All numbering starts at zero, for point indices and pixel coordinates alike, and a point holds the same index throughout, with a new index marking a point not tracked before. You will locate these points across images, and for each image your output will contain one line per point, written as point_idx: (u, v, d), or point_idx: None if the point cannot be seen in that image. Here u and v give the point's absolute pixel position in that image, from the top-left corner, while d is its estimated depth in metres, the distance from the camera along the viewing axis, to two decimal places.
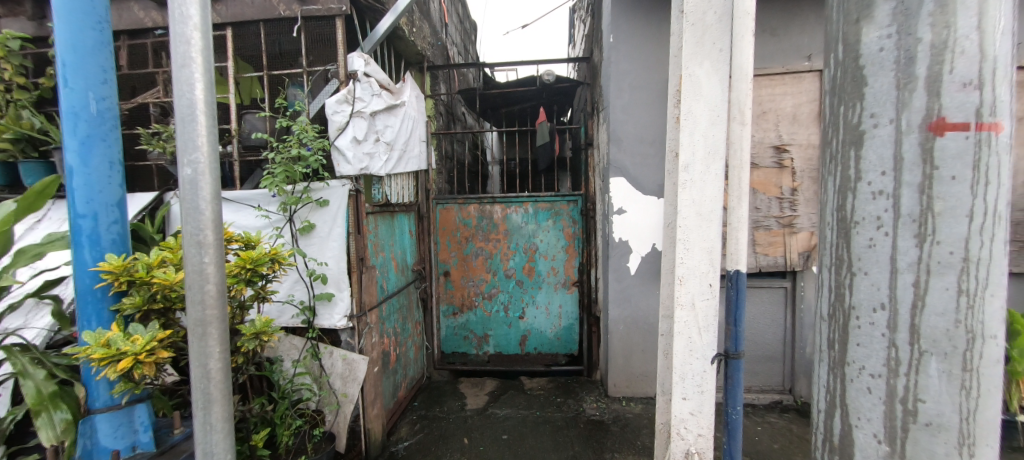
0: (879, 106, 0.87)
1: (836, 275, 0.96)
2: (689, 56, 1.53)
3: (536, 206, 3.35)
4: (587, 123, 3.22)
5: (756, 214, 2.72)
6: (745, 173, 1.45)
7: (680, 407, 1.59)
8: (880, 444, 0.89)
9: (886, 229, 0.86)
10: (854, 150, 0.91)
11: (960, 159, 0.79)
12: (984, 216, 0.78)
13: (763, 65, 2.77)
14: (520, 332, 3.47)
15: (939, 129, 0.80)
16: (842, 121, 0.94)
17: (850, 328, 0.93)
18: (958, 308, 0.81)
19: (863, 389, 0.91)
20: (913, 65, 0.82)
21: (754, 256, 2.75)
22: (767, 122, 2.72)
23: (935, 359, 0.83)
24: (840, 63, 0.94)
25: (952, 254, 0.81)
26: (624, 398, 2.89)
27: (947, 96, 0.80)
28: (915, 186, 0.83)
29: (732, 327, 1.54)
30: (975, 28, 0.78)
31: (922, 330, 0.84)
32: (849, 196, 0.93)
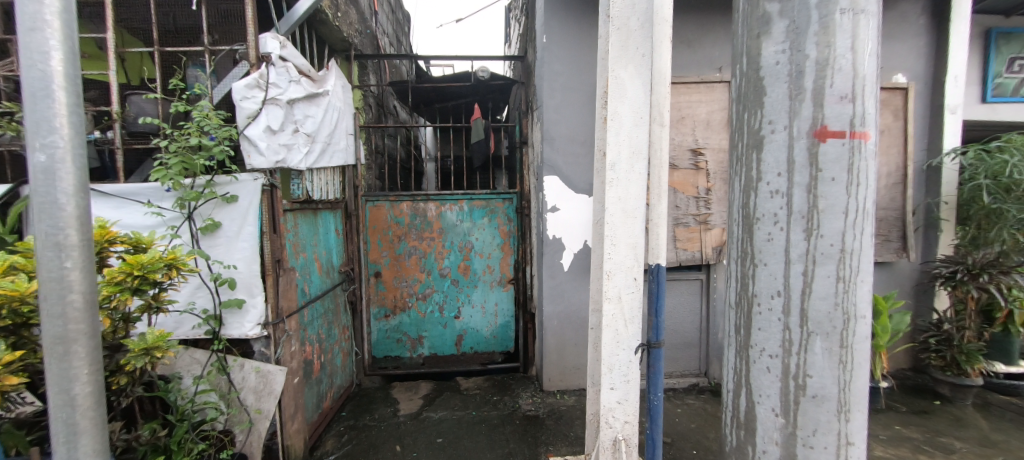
0: (775, 114, 0.95)
1: (741, 266, 1.04)
2: (615, 58, 1.56)
3: (471, 204, 3.30)
4: (522, 122, 3.24)
5: (676, 212, 2.93)
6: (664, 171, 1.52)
7: (608, 397, 1.63)
8: (777, 417, 0.98)
9: (781, 224, 0.95)
10: (756, 153, 0.99)
11: (838, 162, 0.89)
12: (855, 212, 0.89)
13: (681, 73, 2.97)
14: (456, 332, 3.40)
15: (822, 136, 0.90)
16: (746, 126, 1.02)
17: (753, 313, 1.01)
18: (837, 293, 0.91)
19: (763, 369, 1.00)
20: (802, 79, 0.92)
21: (674, 251, 2.94)
22: (685, 127, 2.92)
23: (819, 338, 0.92)
24: (745, 73, 1.02)
25: (831, 246, 0.91)
26: (559, 391, 2.95)
27: (827, 107, 0.90)
28: (803, 186, 0.92)
29: (653, 318, 1.61)
30: (849, 48, 0.88)
31: (810, 313, 0.93)
32: (752, 195, 1.01)
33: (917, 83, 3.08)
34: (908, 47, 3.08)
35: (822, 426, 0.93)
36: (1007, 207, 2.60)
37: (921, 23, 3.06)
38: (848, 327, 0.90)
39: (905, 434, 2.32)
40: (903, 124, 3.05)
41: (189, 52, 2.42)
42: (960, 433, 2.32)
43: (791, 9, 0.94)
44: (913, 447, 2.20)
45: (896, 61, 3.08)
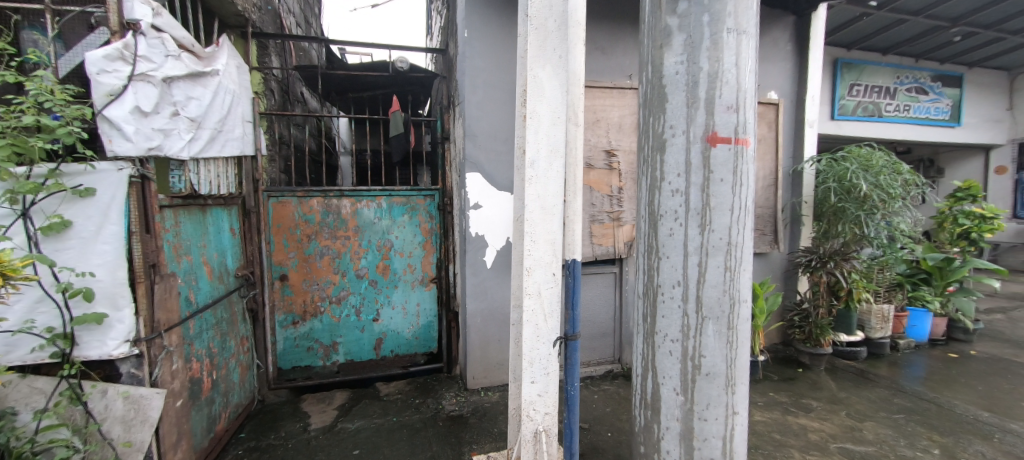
0: (675, 120, 1.25)
1: (648, 259, 1.35)
2: (533, 58, 1.56)
3: (390, 200, 3.13)
4: (443, 117, 3.16)
5: (592, 209, 3.09)
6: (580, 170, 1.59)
7: (528, 391, 1.65)
8: (677, 395, 1.27)
9: (680, 221, 1.25)
10: (660, 153, 1.29)
11: (727, 166, 1.21)
12: (738, 210, 1.21)
13: (596, 78, 3.13)
14: (374, 336, 3.22)
15: (713, 141, 1.21)
16: (652, 130, 1.32)
17: (659, 301, 1.31)
18: (727, 281, 1.22)
19: (666, 353, 1.29)
20: (697, 89, 1.22)
21: (591, 246, 3.10)
22: (600, 130, 3.09)
23: (711, 322, 1.23)
24: (651, 80, 1.31)
25: (720, 240, 1.21)
26: (482, 388, 2.95)
27: (717, 116, 1.21)
28: (698, 186, 1.23)
29: (569, 310, 1.67)
30: (734, 65, 1.20)
31: (704, 300, 1.23)
32: (657, 192, 1.30)
33: (785, 100, 3.62)
34: (779, 69, 3.60)
35: (712, 399, 1.24)
36: (848, 204, 3.19)
37: (788, 49, 3.60)
38: (735, 309, 1.23)
39: (777, 399, 2.70)
40: (775, 135, 3.56)
41: (24, 11, 1.94)
42: (816, 394, 2.77)
43: (688, 24, 1.23)
44: (783, 408, 2.57)
45: (770, 79, 3.58)
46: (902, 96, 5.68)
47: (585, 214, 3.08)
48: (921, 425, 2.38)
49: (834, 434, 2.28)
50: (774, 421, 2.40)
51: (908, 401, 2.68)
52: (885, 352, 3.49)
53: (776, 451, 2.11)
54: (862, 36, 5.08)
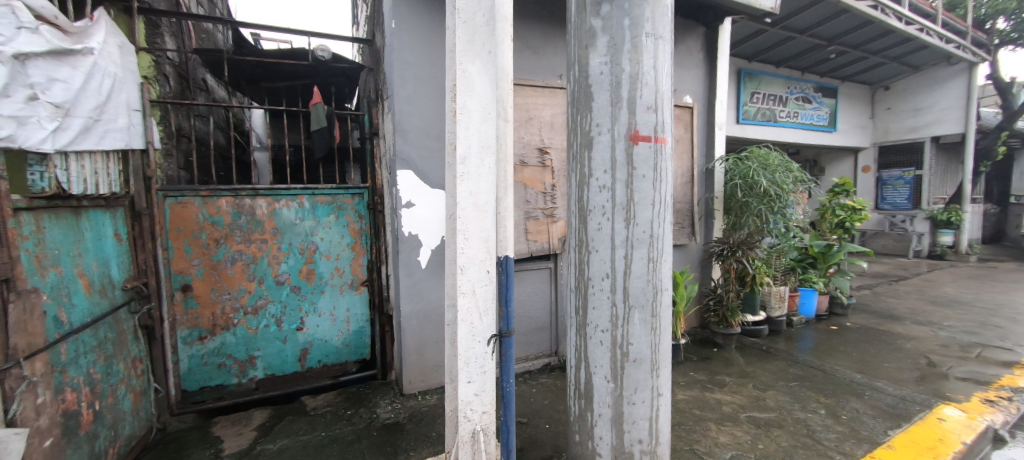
0: (601, 119, 1.46)
1: (579, 253, 1.54)
2: (461, 51, 1.52)
3: (313, 199, 2.91)
4: (370, 111, 3.00)
5: (527, 206, 3.13)
6: (511, 166, 1.58)
7: (465, 391, 1.61)
8: (608, 382, 1.48)
9: (607, 215, 1.46)
10: (587, 150, 1.49)
11: (647, 162, 1.43)
12: (658, 204, 1.45)
13: (528, 76, 3.17)
14: (298, 346, 2.97)
15: (635, 139, 1.42)
16: (580, 128, 1.52)
17: (590, 294, 1.51)
18: (649, 271, 1.45)
19: (597, 343, 1.49)
20: (620, 89, 1.42)
21: (526, 243, 3.15)
22: (533, 128, 3.14)
23: (636, 312, 1.45)
24: (579, 79, 1.51)
25: (643, 233, 1.44)
26: (420, 392, 2.87)
27: (639, 115, 1.42)
28: (622, 181, 1.44)
29: (503, 307, 1.68)
30: (652, 67, 1.42)
31: (631, 291, 1.45)
32: (586, 188, 1.51)
33: (698, 104, 3.95)
34: (692, 75, 3.91)
35: (639, 383, 1.47)
36: (751, 199, 3.56)
37: (700, 57, 3.93)
38: (657, 297, 1.47)
39: (696, 377, 2.95)
40: (690, 135, 3.86)
41: None
42: (729, 370, 3.07)
43: (611, 27, 1.43)
44: (701, 386, 2.80)
45: (686, 84, 3.88)
46: (792, 105, 6.50)
47: (520, 211, 3.11)
48: (810, 390, 2.73)
49: (743, 405, 2.53)
50: (694, 399, 2.61)
51: (800, 370, 3.07)
52: (782, 328, 3.98)
53: (696, 426, 2.29)
54: (760, 50, 5.71)
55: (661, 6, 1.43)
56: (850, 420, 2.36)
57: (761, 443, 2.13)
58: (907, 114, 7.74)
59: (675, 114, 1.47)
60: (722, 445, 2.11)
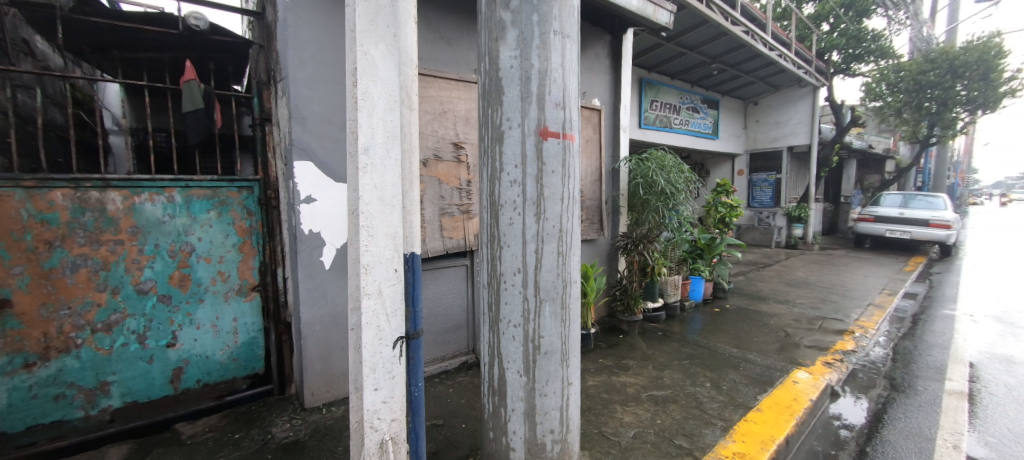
0: (511, 114, 1.45)
1: (491, 248, 1.52)
2: (362, 31, 1.39)
3: (187, 193, 2.50)
4: (261, 93, 2.66)
5: (441, 202, 3.05)
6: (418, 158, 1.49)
7: (370, 400, 1.48)
8: (521, 376, 1.49)
9: (518, 210, 1.46)
10: (499, 145, 1.48)
11: (556, 158, 1.46)
12: (566, 200, 1.49)
13: (441, 68, 3.09)
14: (169, 366, 2.53)
15: (545, 135, 1.44)
16: (492, 121, 1.50)
17: (502, 288, 1.50)
18: (559, 265, 1.49)
19: (510, 338, 1.49)
20: (530, 84, 1.43)
21: (441, 240, 3.07)
22: (448, 121, 3.07)
23: (547, 304, 1.48)
24: (490, 71, 1.49)
25: (553, 227, 1.47)
26: (325, 404, 2.65)
27: (548, 112, 1.44)
28: (533, 176, 1.45)
29: (411, 307, 1.59)
30: (559, 65, 1.46)
31: (542, 284, 1.47)
32: (498, 182, 1.49)
33: (606, 107, 4.23)
34: (600, 80, 4.17)
35: (550, 373, 1.50)
36: (651, 197, 3.92)
37: (606, 63, 4.20)
38: (566, 290, 1.51)
39: (605, 363, 3.14)
40: (598, 136, 4.10)
41: None
42: (633, 354, 3.32)
43: (520, 22, 1.43)
44: (609, 371, 2.99)
45: (594, 88, 4.11)
46: (684, 114, 7.32)
47: (434, 207, 3.02)
48: (699, 366, 3.08)
49: (644, 385, 2.76)
50: (603, 384, 2.78)
51: (691, 349, 3.45)
52: (677, 313, 4.44)
53: (604, 409, 2.43)
54: (658, 62, 6.31)
55: (569, 6, 1.47)
56: (729, 389, 2.71)
57: (659, 418, 2.33)
58: (771, 127, 9.19)
59: (582, 113, 1.52)
60: (625, 424, 2.27)
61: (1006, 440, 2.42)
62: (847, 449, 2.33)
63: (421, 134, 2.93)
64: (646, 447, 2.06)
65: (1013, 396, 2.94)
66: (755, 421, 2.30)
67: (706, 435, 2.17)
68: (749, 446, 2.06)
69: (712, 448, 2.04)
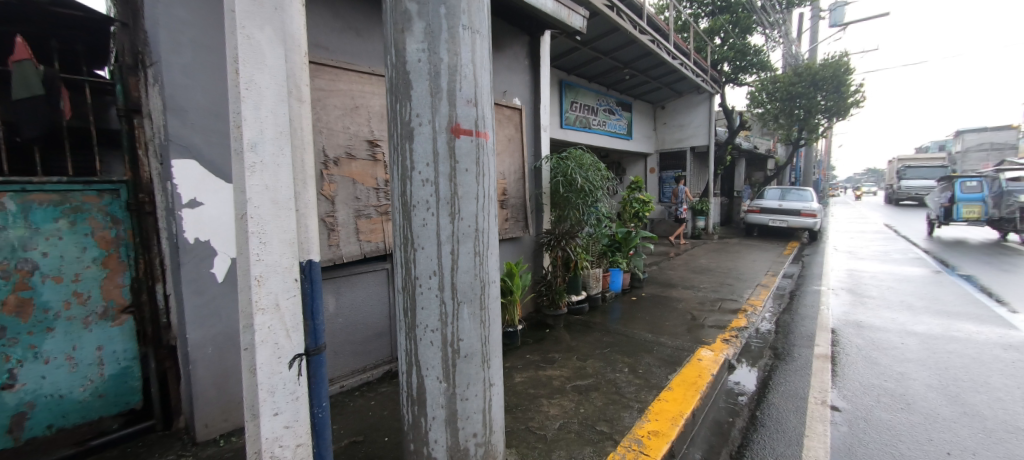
0: (420, 110, 1.39)
1: (404, 250, 1.44)
2: (242, 11, 1.21)
3: (23, 199, 2.02)
4: (124, 79, 2.25)
5: (356, 203, 2.87)
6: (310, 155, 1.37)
7: (269, 427, 1.32)
8: (440, 382, 1.44)
9: (431, 210, 1.40)
10: (409, 142, 1.40)
11: (469, 156, 1.43)
12: (481, 199, 1.46)
13: (351, 60, 2.89)
14: (5, 414, 2.03)
15: (457, 132, 1.40)
16: (400, 117, 1.42)
17: (417, 293, 1.43)
18: (475, 266, 1.45)
19: (427, 344, 1.43)
20: (439, 80, 1.38)
21: (357, 243, 2.89)
22: (360, 117, 2.89)
23: (465, 306, 1.44)
24: (395, 64, 1.41)
25: (469, 227, 1.44)
26: (223, 435, 2.35)
27: (459, 109, 1.40)
28: (445, 175, 1.40)
29: (312, 321, 1.45)
30: (469, 61, 1.42)
31: (459, 286, 1.43)
32: (409, 182, 1.42)
33: (526, 106, 4.30)
34: (520, 79, 4.23)
35: (470, 377, 1.46)
36: (571, 194, 4.08)
37: (525, 63, 4.27)
38: (485, 290, 1.48)
39: (532, 358, 3.20)
40: (520, 134, 4.16)
41: None
42: (558, 347, 3.42)
43: (427, 14, 1.37)
44: (535, 365, 3.05)
45: (514, 87, 4.16)
46: (601, 115, 7.76)
47: (348, 209, 2.83)
48: (618, 353, 3.27)
49: (569, 376, 2.86)
50: (530, 379, 2.82)
51: (612, 337, 3.65)
52: (599, 303, 4.68)
53: (530, 404, 2.47)
54: (576, 65, 6.60)
55: (477, 1, 1.43)
56: (644, 372, 2.91)
57: (582, 407, 2.43)
58: (676, 129, 10.12)
59: (494, 111, 1.50)
60: (551, 417, 2.32)
61: (858, 391, 2.92)
62: (742, 414, 2.63)
63: (331, 130, 2.72)
64: (571, 437, 2.13)
65: (862, 354, 3.57)
66: (666, 400, 2.50)
67: (624, 418, 2.30)
68: (662, 423, 2.23)
69: (630, 430, 2.18)
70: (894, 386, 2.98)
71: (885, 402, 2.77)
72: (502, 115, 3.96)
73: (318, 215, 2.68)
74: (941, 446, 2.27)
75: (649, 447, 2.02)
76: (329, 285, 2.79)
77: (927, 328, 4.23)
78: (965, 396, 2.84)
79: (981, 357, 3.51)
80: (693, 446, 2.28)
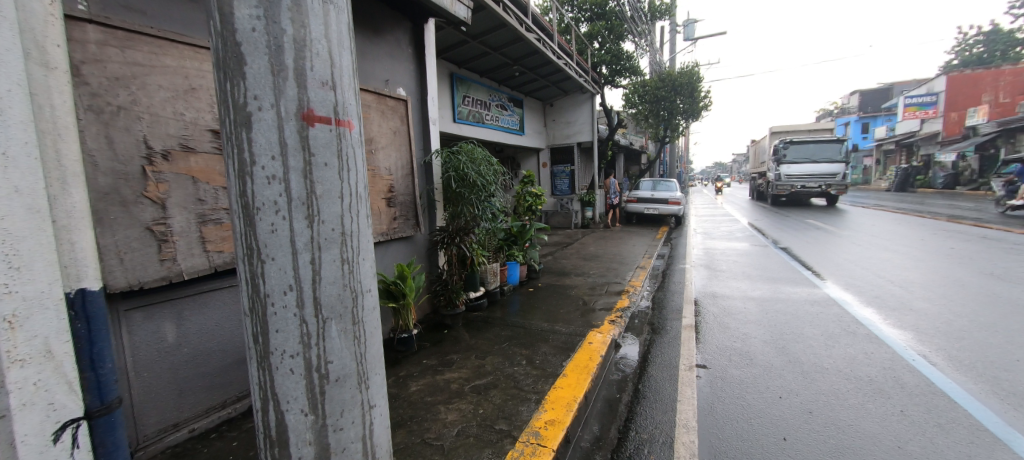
0: (258, 91, 1.14)
1: (249, 264, 1.18)
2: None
3: None
4: None
5: (199, 206, 2.37)
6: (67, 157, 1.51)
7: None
8: (306, 416, 1.22)
9: (281, 213, 1.16)
10: (246, 131, 1.14)
11: (328, 148, 1.22)
12: (348, 197, 1.26)
13: (181, 31, 2.36)
14: None
15: (310, 120, 1.18)
16: (232, 99, 1.14)
17: (269, 315, 1.19)
18: (344, 275, 1.25)
19: (286, 373, 1.20)
20: (282, 55, 1.14)
21: (203, 255, 2.39)
22: (199, 102, 2.38)
23: (333, 323, 1.24)
24: (220, 34, 1.13)
25: (333, 230, 1.23)
26: None
27: (311, 91, 1.18)
28: (298, 170, 1.17)
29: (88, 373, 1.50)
30: (322, 35, 1.21)
31: (323, 301, 1.22)
32: (248, 180, 1.15)
33: (411, 98, 4.05)
34: (403, 68, 3.97)
35: (345, 402, 1.27)
36: (463, 189, 3.96)
37: (409, 51, 4.02)
38: (358, 303, 1.29)
39: (428, 363, 3.04)
40: (406, 127, 3.92)
41: None
42: (456, 348, 3.32)
43: None
44: (432, 370, 2.91)
45: (397, 77, 3.89)
46: (494, 110, 7.81)
47: (186, 213, 2.31)
48: (516, 346, 3.31)
49: (467, 377, 2.79)
50: (427, 386, 2.67)
51: (510, 331, 3.69)
52: (497, 298, 4.70)
53: (426, 414, 2.33)
54: (465, 58, 6.51)
55: None
56: (541, 362, 2.99)
57: (480, 408, 2.37)
58: (564, 126, 10.75)
59: (358, 95, 1.30)
60: (448, 424, 2.22)
61: (716, 354, 3.42)
62: (627, 389, 2.87)
63: (155, 117, 2.18)
64: (469, 442, 2.06)
65: (716, 320, 4.22)
66: (561, 387, 2.59)
67: (522, 412, 2.32)
68: (557, 411, 2.29)
69: (528, 424, 2.19)
70: (740, 345, 3.59)
71: (735, 360, 3.29)
72: (385, 105, 3.66)
73: (142, 224, 2.13)
74: (775, 392, 2.77)
75: (546, 438, 2.05)
76: (167, 310, 2.27)
77: (761, 293, 5.21)
78: (788, 346, 3.54)
79: (797, 313, 4.41)
80: (587, 426, 2.40)
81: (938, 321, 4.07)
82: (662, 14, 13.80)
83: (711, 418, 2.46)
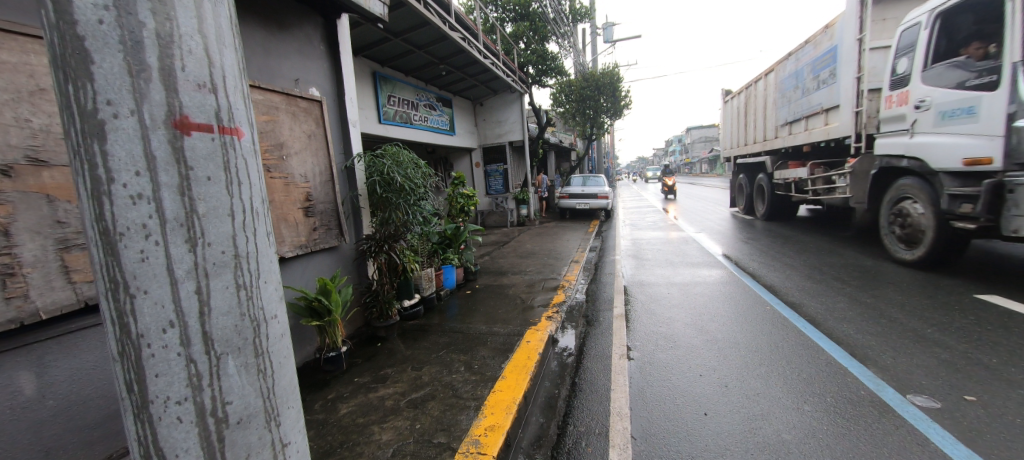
0: (112, 94, 0.95)
1: (114, 301, 0.99)
2: None
3: None
4: None
5: (58, 230, 2.00)
6: None
7: None
8: None
9: (151, 237, 0.99)
10: (98, 142, 0.95)
11: (212, 159, 1.07)
12: (240, 214, 1.12)
13: (20, 20, 1.94)
14: None
15: (185, 128, 1.02)
16: (75, 103, 0.94)
17: (145, 359, 1.01)
18: (241, 303, 1.11)
19: (173, 422, 1.04)
20: (142, 52, 0.98)
21: (67, 287, 2.03)
22: (48, 105, 1.99)
23: (230, 358, 1.09)
24: (53, 25, 0.92)
25: (224, 253, 1.08)
26: None
27: (185, 95, 1.02)
28: (172, 186, 1.01)
29: None
30: (195, 30, 1.05)
31: (214, 334, 1.07)
32: (106, 201, 0.96)
33: (326, 98, 3.77)
34: (315, 66, 3.68)
35: (250, 445, 1.13)
36: (390, 194, 3.78)
37: (321, 49, 3.74)
38: (260, 333, 1.15)
39: (360, 382, 2.86)
40: (322, 130, 3.64)
41: None
42: (391, 361, 3.17)
43: None
44: (364, 389, 2.74)
45: (308, 75, 3.59)
46: (422, 110, 7.58)
47: (39, 240, 1.93)
48: (454, 353, 3.24)
49: (403, 391, 2.67)
50: (359, 406, 2.51)
51: (448, 337, 3.60)
52: (433, 304, 4.57)
53: (359, 436, 2.19)
54: (387, 56, 6.26)
55: None
56: (480, 367, 2.95)
57: (417, 423, 2.28)
58: (495, 125, 10.80)
59: (244, 98, 1.15)
60: (384, 444, 2.11)
61: (645, 340, 3.63)
62: (564, 384, 2.95)
63: None
64: None
65: (645, 307, 4.50)
66: (500, 390, 2.57)
67: (461, 421, 2.27)
68: (496, 416, 2.27)
69: (467, 433, 2.15)
70: (665, 329, 3.86)
71: (661, 344, 3.53)
72: (296, 106, 3.36)
73: None
74: (696, 370, 3.02)
75: (486, 445, 2.02)
76: (22, 359, 1.89)
77: (682, 278, 5.65)
78: (705, 326, 3.89)
79: (712, 295, 4.85)
80: (528, 426, 2.43)
81: (821, 291, 4.72)
82: (582, 17, 14.44)
83: (641, 402, 2.61)
